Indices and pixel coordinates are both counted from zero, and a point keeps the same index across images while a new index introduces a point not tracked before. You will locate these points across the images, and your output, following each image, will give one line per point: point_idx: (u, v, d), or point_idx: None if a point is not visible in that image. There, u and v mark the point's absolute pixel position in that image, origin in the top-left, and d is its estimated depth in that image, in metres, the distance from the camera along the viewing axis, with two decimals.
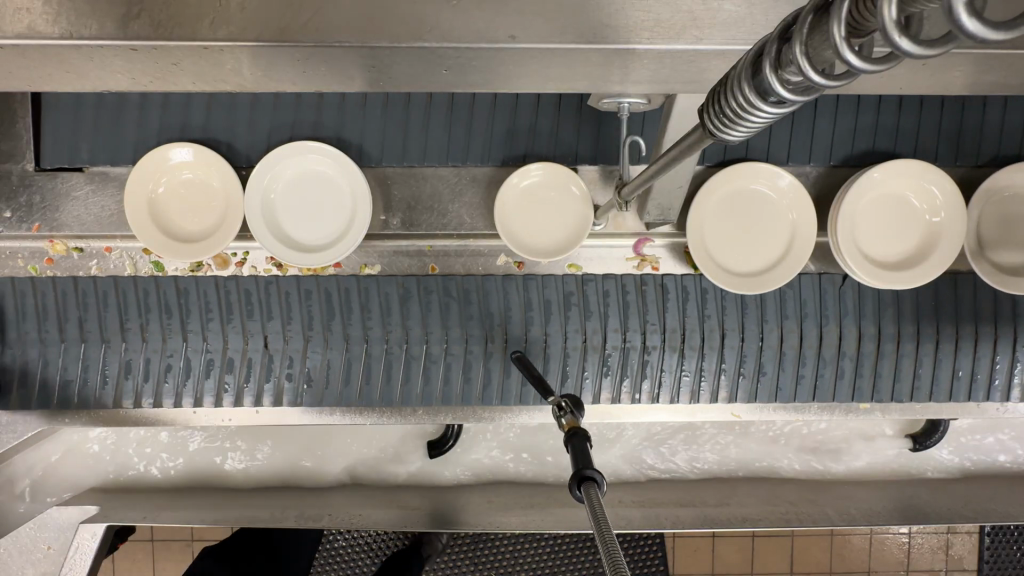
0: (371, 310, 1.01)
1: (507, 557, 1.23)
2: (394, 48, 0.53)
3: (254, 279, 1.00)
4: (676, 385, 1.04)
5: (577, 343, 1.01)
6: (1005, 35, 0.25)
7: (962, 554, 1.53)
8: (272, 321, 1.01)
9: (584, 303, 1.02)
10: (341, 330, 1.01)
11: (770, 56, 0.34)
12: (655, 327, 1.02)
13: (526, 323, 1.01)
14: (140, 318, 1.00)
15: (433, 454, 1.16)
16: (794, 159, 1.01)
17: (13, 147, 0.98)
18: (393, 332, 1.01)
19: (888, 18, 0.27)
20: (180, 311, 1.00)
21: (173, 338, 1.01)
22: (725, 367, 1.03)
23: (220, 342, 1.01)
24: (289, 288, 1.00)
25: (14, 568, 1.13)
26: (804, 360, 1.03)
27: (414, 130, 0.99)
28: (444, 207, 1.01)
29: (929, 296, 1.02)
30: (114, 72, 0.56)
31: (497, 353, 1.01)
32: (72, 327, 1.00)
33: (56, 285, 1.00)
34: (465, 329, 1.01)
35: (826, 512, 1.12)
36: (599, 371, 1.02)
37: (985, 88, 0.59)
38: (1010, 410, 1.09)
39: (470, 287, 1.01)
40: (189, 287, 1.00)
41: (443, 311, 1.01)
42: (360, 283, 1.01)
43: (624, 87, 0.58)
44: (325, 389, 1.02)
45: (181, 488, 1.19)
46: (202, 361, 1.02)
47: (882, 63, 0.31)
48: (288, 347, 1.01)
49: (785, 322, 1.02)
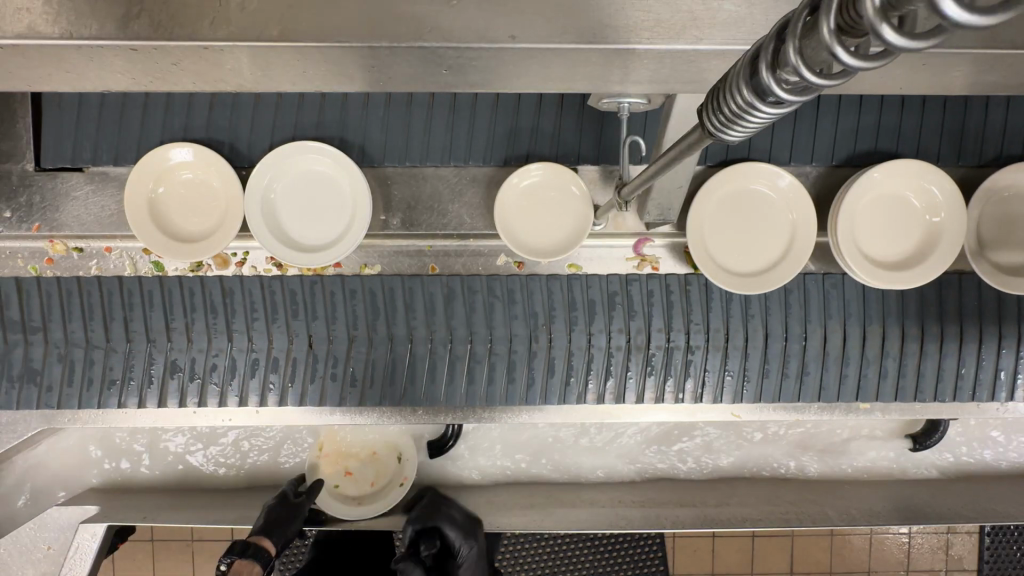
0: (415, 309, 1.00)
1: (507, 557, 1.24)
2: (394, 48, 0.53)
3: (301, 279, 0.99)
4: (719, 386, 1.03)
5: (620, 343, 1.01)
6: (984, 17, 0.25)
7: (962, 554, 1.53)
8: (316, 321, 1.00)
9: (629, 302, 1.01)
10: (385, 329, 1.00)
11: (766, 56, 0.34)
12: (699, 327, 1.01)
13: (570, 324, 1.00)
14: (185, 318, 0.99)
15: (432, 455, 1.17)
16: (794, 160, 1.01)
17: (13, 147, 0.98)
18: (438, 331, 1.00)
19: (871, 7, 0.27)
20: (225, 311, 0.99)
21: (218, 337, 0.99)
22: (769, 368, 1.02)
23: (265, 342, 1.00)
24: (334, 287, 1.00)
25: (14, 568, 1.15)
26: (847, 360, 1.02)
27: (414, 130, 0.99)
28: (444, 207, 1.01)
29: (931, 295, 1.02)
30: (115, 72, 0.56)
31: (541, 353, 1.00)
32: (118, 327, 0.99)
33: (102, 283, 0.98)
34: (511, 329, 1.00)
35: (827, 512, 1.11)
36: (643, 370, 1.02)
37: (985, 87, 0.59)
38: (1010, 409, 1.09)
39: (514, 287, 1.00)
40: (234, 287, 0.99)
41: (488, 311, 1.00)
42: (405, 282, 1.00)
43: (624, 87, 0.58)
44: (368, 389, 1.01)
45: (180, 488, 1.19)
46: (247, 360, 1.00)
47: (876, 59, 0.31)
48: (333, 347, 1.00)
49: (829, 322, 1.01)
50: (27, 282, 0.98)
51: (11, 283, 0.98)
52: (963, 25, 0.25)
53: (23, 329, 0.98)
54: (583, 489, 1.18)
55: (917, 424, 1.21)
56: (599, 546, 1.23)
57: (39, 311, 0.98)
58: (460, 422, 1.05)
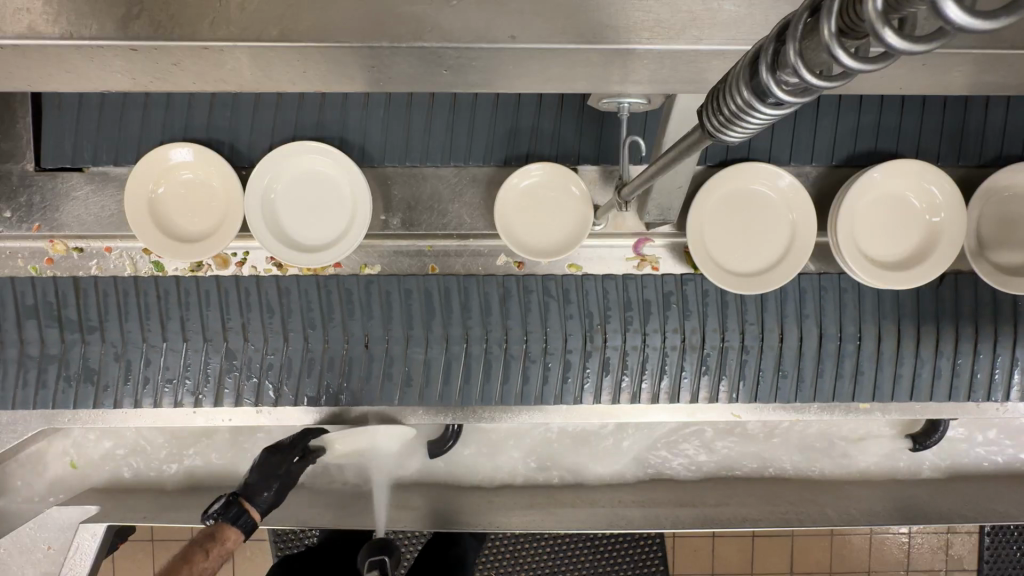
0: (471, 309, 1.00)
1: (508, 557, 1.24)
2: (394, 49, 0.53)
3: (358, 279, 1.00)
4: (774, 387, 1.03)
5: (675, 343, 1.01)
6: (987, 23, 0.25)
7: (962, 553, 1.53)
8: (373, 321, 1.00)
9: (683, 303, 1.01)
10: (440, 329, 1.00)
11: (767, 57, 0.34)
12: (754, 327, 1.01)
13: (624, 324, 1.01)
14: (242, 317, 0.99)
15: (432, 456, 1.16)
16: (794, 160, 1.01)
17: (13, 147, 0.99)
18: (493, 331, 1.00)
19: (872, 9, 0.27)
20: (282, 311, 1.00)
21: (275, 337, 1.00)
22: (823, 368, 1.02)
23: (321, 342, 1.00)
24: (389, 287, 1.00)
25: (14, 568, 1.14)
26: (902, 360, 1.02)
27: (414, 130, 0.99)
28: (444, 207, 1.01)
29: (933, 294, 1.02)
30: (115, 72, 0.56)
31: (596, 353, 1.01)
32: (175, 326, 0.99)
33: (159, 284, 0.99)
34: (566, 328, 1.00)
35: (826, 512, 1.12)
36: (698, 370, 1.02)
37: (983, 88, 0.59)
38: (1010, 409, 1.09)
39: (569, 287, 1.01)
40: (291, 287, 1.00)
41: (543, 310, 1.00)
42: (461, 281, 1.01)
43: (624, 87, 0.58)
44: (425, 389, 1.01)
45: (180, 488, 1.19)
46: (303, 359, 1.00)
47: (876, 62, 0.31)
48: (390, 347, 1.00)
49: (882, 322, 1.02)
50: (43, 282, 0.99)
51: (9, 283, 0.99)
52: (963, 29, 0.25)
53: (80, 329, 0.99)
54: (583, 490, 1.18)
55: (917, 424, 1.21)
56: (599, 546, 1.23)
57: (96, 310, 0.99)
58: (460, 422, 1.05)
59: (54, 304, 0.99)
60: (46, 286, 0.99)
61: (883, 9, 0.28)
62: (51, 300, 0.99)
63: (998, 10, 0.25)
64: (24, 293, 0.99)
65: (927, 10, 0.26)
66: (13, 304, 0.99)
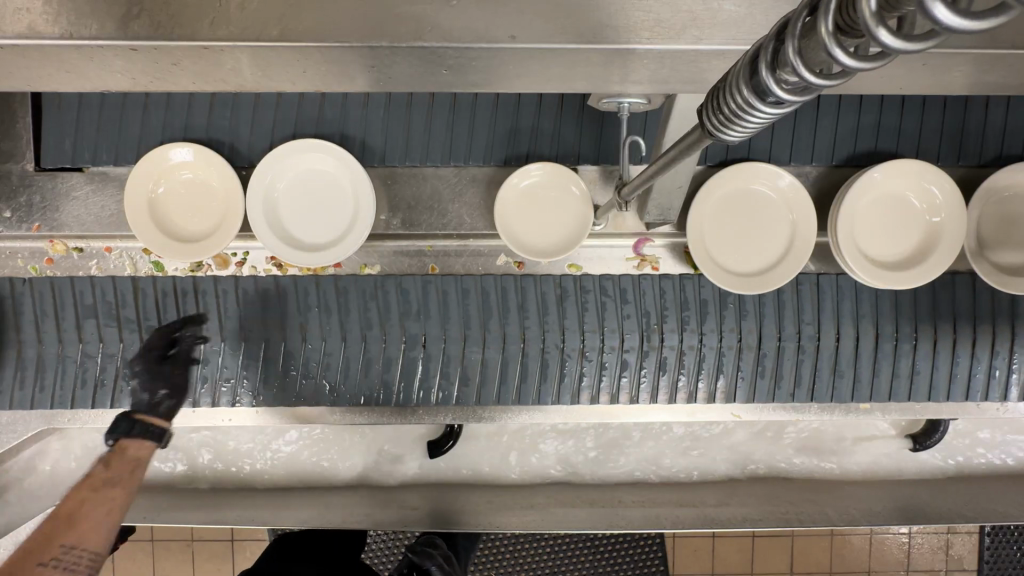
0: (528, 309, 1.00)
1: (507, 557, 1.24)
2: (394, 49, 0.53)
3: (414, 279, 1.00)
4: (831, 387, 1.03)
5: (732, 342, 1.01)
6: (975, 22, 0.25)
7: (963, 554, 1.53)
8: (430, 322, 0.99)
9: (740, 303, 1.01)
10: (497, 329, 1.00)
11: (766, 56, 0.34)
12: (811, 327, 1.01)
13: (682, 323, 1.00)
14: (300, 317, 0.99)
15: (431, 457, 1.15)
16: (794, 160, 1.01)
17: (13, 147, 0.99)
18: (551, 332, 1.00)
19: (866, 11, 0.27)
20: (338, 311, 0.99)
21: (332, 338, 0.99)
22: (880, 369, 1.02)
23: (378, 344, 0.99)
24: (446, 287, 1.00)
25: None
26: (958, 360, 1.02)
27: (414, 130, 0.99)
28: (444, 207, 1.01)
29: (937, 294, 1.02)
30: (115, 72, 0.56)
31: (653, 352, 1.00)
32: (232, 327, 0.99)
33: (218, 283, 0.99)
34: (624, 327, 1.00)
35: (827, 512, 1.13)
36: (754, 371, 1.02)
37: (984, 87, 0.59)
38: (1010, 409, 1.09)
39: (626, 286, 1.01)
40: (348, 286, 1.00)
41: (600, 310, 1.00)
42: (518, 281, 1.01)
43: (624, 87, 0.58)
44: (482, 389, 1.01)
45: (178, 489, 1.19)
46: (361, 360, 1.00)
47: (874, 60, 0.31)
48: (446, 347, 0.99)
49: (939, 321, 1.01)
50: (99, 280, 0.99)
51: (57, 283, 0.98)
52: (954, 29, 0.25)
53: (139, 327, 0.99)
54: (584, 489, 1.18)
55: (917, 425, 1.21)
56: (599, 546, 1.23)
57: (155, 309, 0.99)
58: (461, 422, 1.05)
59: (113, 304, 0.99)
60: (105, 285, 0.99)
61: (878, 9, 0.27)
62: (110, 300, 0.99)
63: (990, 10, 0.24)
64: (83, 293, 0.99)
65: (918, 8, 0.26)
66: (72, 303, 0.99)
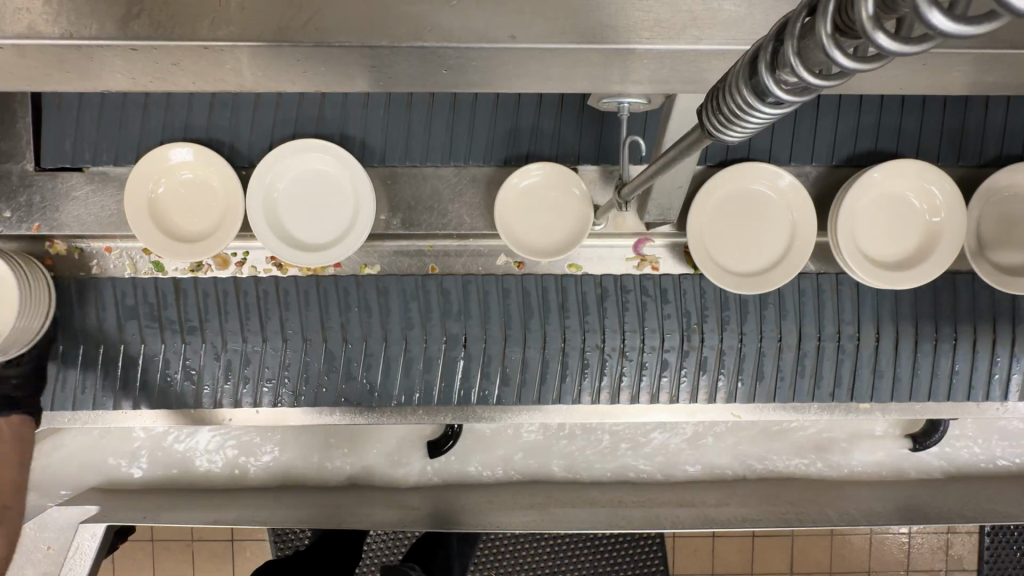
0: (569, 309, 1.00)
1: (507, 557, 1.24)
2: (394, 49, 0.53)
3: (455, 279, 1.01)
4: (871, 387, 1.03)
5: (772, 342, 1.01)
6: (971, 28, 0.25)
7: (962, 554, 1.53)
8: (471, 322, 1.00)
9: (780, 303, 1.01)
10: (539, 329, 1.00)
11: (766, 56, 0.34)
12: (850, 326, 1.01)
13: (722, 322, 1.01)
14: (342, 318, 1.00)
15: (431, 456, 1.15)
16: (794, 160, 1.01)
17: (13, 147, 0.98)
18: (592, 332, 1.00)
19: (863, 14, 0.27)
20: (380, 311, 1.00)
21: (374, 338, 1.00)
22: (919, 369, 1.03)
23: (420, 345, 1.00)
24: (487, 287, 1.01)
25: (15, 568, 1.15)
26: (997, 360, 1.02)
27: (414, 130, 0.99)
28: (444, 207, 1.00)
29: (940, 295, 1.02)
30: (115, 72, 0.56)
31: (693, 352, 1.01)
32: (275, 326, 0.99)
33: (259, 284, 0.99)
34: (663, 327, 1.00)
35: (827, 512, 1.12)
36: (794, 371, 1.02)
37: (984, 87, 0.59)
38: (1010, 409, 1.09)
39: (666, 286, 1.01)
40: (389, 286, 1.00)
41: (641, 310, 1.01)
42: (560, 281, 1.01)
43: (624, 87, 0.58)
44: (523, 389, 1.02)
45: (178, 488, 1.19)
46: (404, 359, 1.00)
47: (873, 61, 0.31)
48: (487, 347, 1.00)
49: (978, 321, 1.02)
50: (141, 281, 0.99)
51: (90, 284, 0.99)
52: (950, 34, 0.25)
53: (181, 329, 0.99)
54: (585, 489, 1.18)
55: (917, 424, 1.21)
56: (599, 546, 1.23)
57: (196, 310, 0.99)
58: (460, 421, 1.04)
59: (155, 304, 0.99)
60: (147, 286, 0.99)
61: (875, 11, 0.27)
62: (152, 301, 0.99)
63: (985, 15, 0.24)
64: (125, 293, 0.99)
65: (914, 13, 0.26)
66: (115, 303, 0.99)
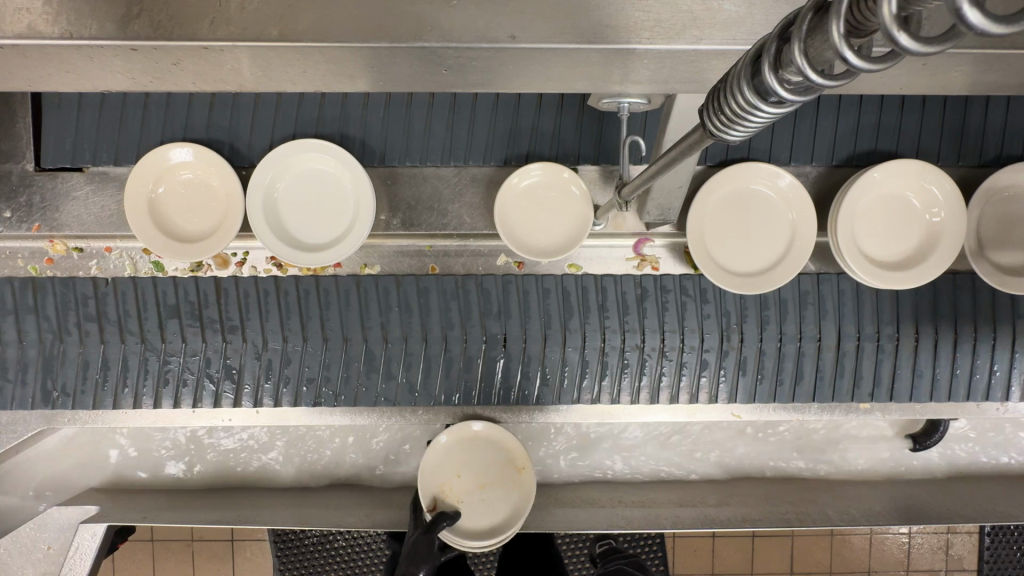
0: (608, 309, 1.00)
1: None
2: (394, 49, 0.53)
3: (495, 279, 1.00)
4: (910, 386, 1.04)
5: (812, 342, 1.01)
6: (1003, 28, 0.25)
7: (962, 553, 1.54)
8: (511, 321, 1.00)
9: (819, 304, 1.01)
10: (579, 329, 1.00)
11: (769, 55, 0.34)
12: (889, 326, 1.01)
13: (762, 322, 1.01)
14: (382, 318, 0.99)
15: None
16: (794, 160, 1.01)
17: (13, 147, 0.98)
18: (632, 332, 1.00)
19: (888, 12, 0.27)
20: (420, 310, 1.00)
21: (415, 337, 0.99)
22: (958, 371, 1.03)
23: (460, 344, 0.99)
24: (527, 286, 1.00)
25: (14, 567, 1.12)
26: None
27: (414, 130, 0.99)
28: (444, 207, 1.01)
29: (948, 295, 1.01)
30: (114, 72, 0.56)
31: (732, 352, 1.01)
32: (314, 326, 0.99)
33: (299, 283, 0.99)
34: (703, 327, 1.00)
35: (827, 512, 1.12)
36: (834, 371, 1.02)
37: (984, 87, 0.59)
38: (1010, 410, 1.09)
39: (706, 287, 1.01)
40: (429, 286, 1.00)
41: (680, 310, 1.01)
42: (598, 281, 1.01)
43: (623, 87, 0.58)
44: (563, 388, 1.02)
45: (179, 488, 1.19)
46: (443, 358, 1.00)
47: (883, 62, 0.31)
48: (527, 347, 1.00)
49: (1016, 320, 1.01)
50: (182, 280, 0.99)
51: (120, 283, 0.98)
52: (980, 32, 0.25)
53: (222, 328, 0.99)
54: (584, 489, 1.18)
55: (917, 424, 1.21)
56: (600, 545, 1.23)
57: (237, 310, 0.99)
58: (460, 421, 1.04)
59: (196, 304, 0.99)
60: (187, 285, 0.99)
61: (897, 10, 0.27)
62: (192, 300, 0.99)
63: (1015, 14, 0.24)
64: (165, 292, 0.99)
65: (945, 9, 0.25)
66: (154, 303, 0.99)
